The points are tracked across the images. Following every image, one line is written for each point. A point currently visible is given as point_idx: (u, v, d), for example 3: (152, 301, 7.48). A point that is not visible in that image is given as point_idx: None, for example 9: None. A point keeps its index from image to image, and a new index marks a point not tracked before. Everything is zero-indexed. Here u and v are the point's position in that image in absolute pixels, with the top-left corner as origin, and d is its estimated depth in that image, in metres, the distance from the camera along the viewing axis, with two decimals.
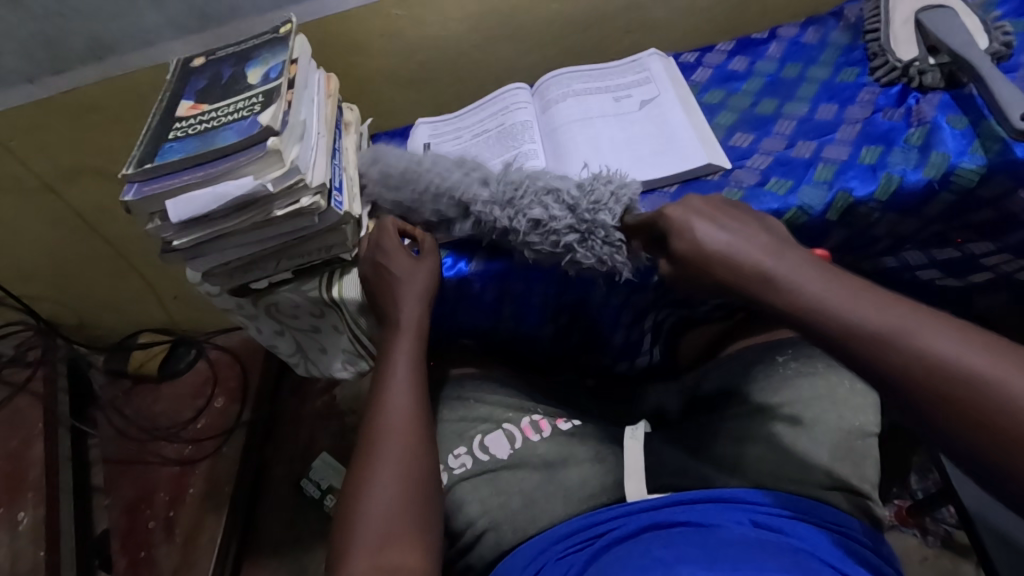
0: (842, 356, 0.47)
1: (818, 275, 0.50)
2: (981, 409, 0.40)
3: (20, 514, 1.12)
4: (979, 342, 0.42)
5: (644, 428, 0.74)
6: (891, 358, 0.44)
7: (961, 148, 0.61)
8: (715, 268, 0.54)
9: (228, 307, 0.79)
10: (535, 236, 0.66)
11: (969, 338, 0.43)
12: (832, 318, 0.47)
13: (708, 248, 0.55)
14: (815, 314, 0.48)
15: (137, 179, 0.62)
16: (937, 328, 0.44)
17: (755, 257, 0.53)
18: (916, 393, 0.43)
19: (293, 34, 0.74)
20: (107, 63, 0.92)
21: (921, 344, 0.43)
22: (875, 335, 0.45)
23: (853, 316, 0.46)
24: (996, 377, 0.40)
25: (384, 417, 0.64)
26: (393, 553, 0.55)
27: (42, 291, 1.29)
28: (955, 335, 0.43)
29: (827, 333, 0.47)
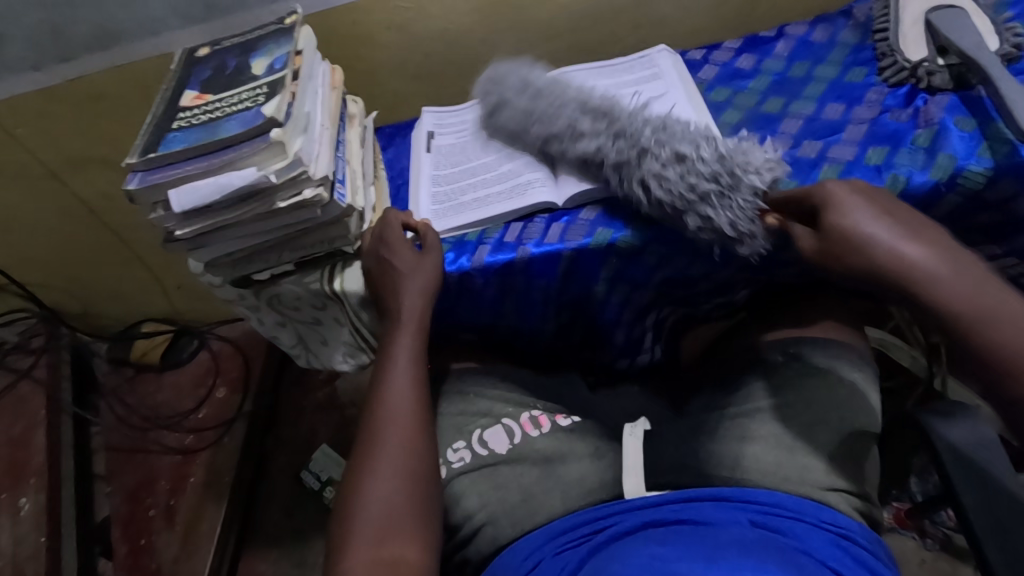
0: (1002, 397, 0.48)
1: (979, 284, 0.50)
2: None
3: (22, 500, 1.13)
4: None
5: (643, 426, 0.74)
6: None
7: (969, 150, 0.60)
8: (860, 265, 0.54)
9: (230, 298, 0.80)
10: (674, 177, 0.65)
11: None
12: (1001, 344, 0.48)
13: (866, 240, 0.54)
14: (984, 340, 0.48)
15: (140, 168, 0.63)
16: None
17: (916, 261, 0.52)
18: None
19: (299, 25, 0.74)
20: (113, 51, 0.92)
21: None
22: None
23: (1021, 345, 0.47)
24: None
25: (385, 412, 0.64)
26: (394, 545, 0.56)
27: (47, 279, 1.30)
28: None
29: (989, 365, 0.48)
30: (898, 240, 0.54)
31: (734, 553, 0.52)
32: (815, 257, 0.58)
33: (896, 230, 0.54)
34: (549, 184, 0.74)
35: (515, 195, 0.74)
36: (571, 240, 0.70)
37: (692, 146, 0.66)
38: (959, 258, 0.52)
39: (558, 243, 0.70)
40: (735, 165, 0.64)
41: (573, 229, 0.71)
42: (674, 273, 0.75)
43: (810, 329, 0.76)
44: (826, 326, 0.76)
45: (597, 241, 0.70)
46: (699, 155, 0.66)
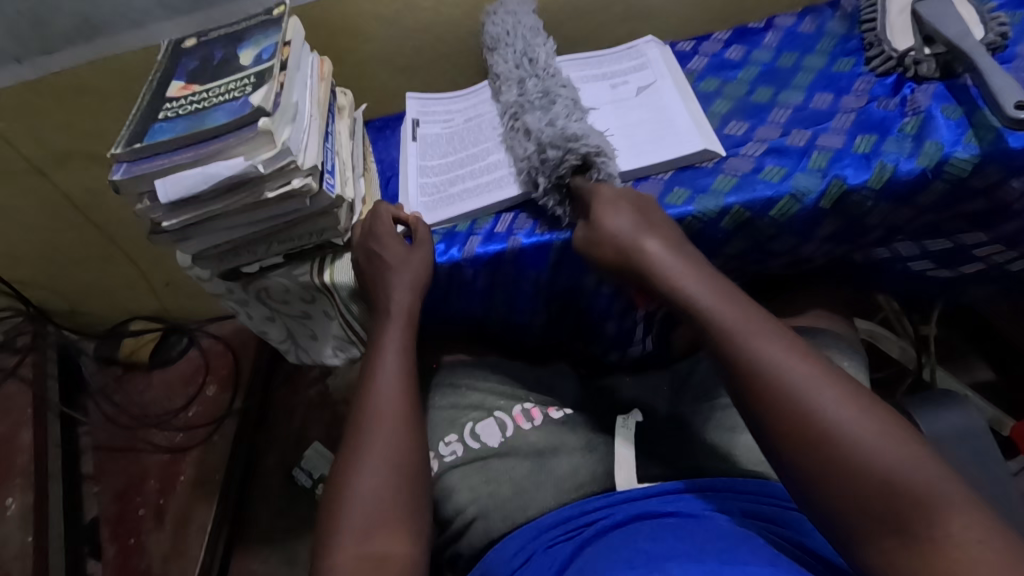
0: (720, 369, 0.54)
1: (703, 278, 0.57)
2: (828, 442, 0.46)
3: (8, 500, 1.12)
4: (821, 378, 0.49)
5: (635, 417, 0.75)
6: (755, 372, 0.51)
7: (955, 137, 0.61)
8: (610, 254, 0.62)
9: (218, 292, 0.79)
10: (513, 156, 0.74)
11: (810, 372, 0.49)
12: (720, 328, 0.54)
13: (617, 238, 0.61)
14: (707, 323, 0.55)
15: (125, 159, 0.62)
16: (796, 358, 0.50)
17: (652, 255, 0.59)
18: (773, 422, 0.49)
19: (286, 15, 0.74)
20: (97, 43, 0.91)
21: (791, 381, 0.49)
22: (746, 364, 0.51)
23: (726, 321, 0.54)
24: (841, 421, 0.47)
25: (373, 405, 0.62)
26: (382, 541, 0.54)
27: (33, 277, 1.29)
28: (830, 389, 0.48)
29: (712, 344, 0.54)
30: (644, 241, 0.60)
31: (721, 546, 0.52)
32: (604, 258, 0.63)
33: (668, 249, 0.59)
34: None
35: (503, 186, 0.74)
36: (562, 231, 0.70)
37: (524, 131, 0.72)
38: (694, 264, 0.59)
39: (549, 234, 0.70)
40: (539, 152, 0.68)
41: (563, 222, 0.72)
42: None
43: (801, 318, 0.76)
44: (815, 314, 0.76)
45: None
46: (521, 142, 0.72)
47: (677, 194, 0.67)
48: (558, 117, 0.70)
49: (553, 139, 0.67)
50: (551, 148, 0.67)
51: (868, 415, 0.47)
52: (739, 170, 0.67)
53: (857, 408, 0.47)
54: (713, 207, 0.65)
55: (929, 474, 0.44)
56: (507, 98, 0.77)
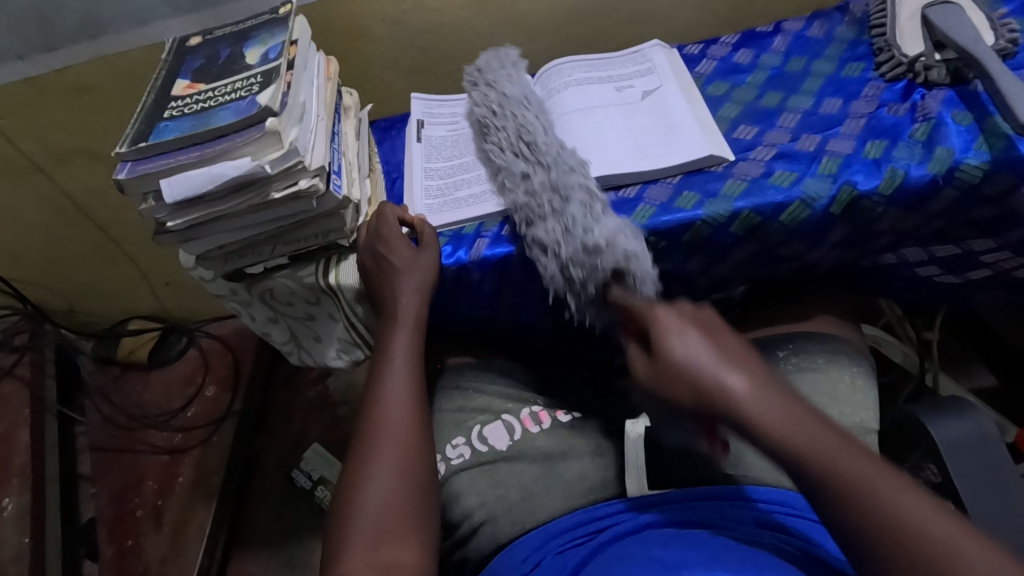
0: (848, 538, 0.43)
1: (801, 414, 0.46)
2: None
3: (5, 500, 1.11)
4: (969, 537, 0.40)
5: (645, 423, 0.71)
6: (899, 538, 0.41)
7: (966, 144, 0.61)
8: (690, 394, 0.48)
9: (221, 293, 0.78)
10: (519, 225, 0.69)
11: (961, 534, 0.40)
12: (837, 482, 0.43)
13: (691, 371, 0.48)
14: (826, 480, 0.43)
15: (130, 158, 0.61)
16: (938, 512, 0.41)
17: (744, 391, 0.47)
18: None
19: (293, 14, 0.73)
20: (100, 40, 0.90)
21: (945, 546, 0.40)
22: (885, 531, 0.41)
23: (789, 436, 0.45)
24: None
25: (380, 412, 0.61)
26: (390, 548, 0.54)
27: (31, 276, 1.27)
28: (984, 547, 0.40)
29: (831, 499, 0.43)
30: (734, 366, 0.48)
31: (733, 554, 0.52)
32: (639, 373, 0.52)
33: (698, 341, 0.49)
34: None
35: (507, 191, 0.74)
36: None
37: (532, 217, 0.67)
38: (780, 384, 0.48)
39: None
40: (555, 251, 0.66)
41: None
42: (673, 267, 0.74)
43: (810, 323, 0.77)
44: (823, 320, 0.77)
45: None
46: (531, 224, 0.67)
47: (687, 198, 0.67)
48: (570, 214, 0.65)
49: (577, 261, 0.64)
50: (579, 274, 0.65)
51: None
52: (749, 175, 0.67)
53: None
54: (723, 212, 0.65)
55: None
56: (511, 190, 0.70)
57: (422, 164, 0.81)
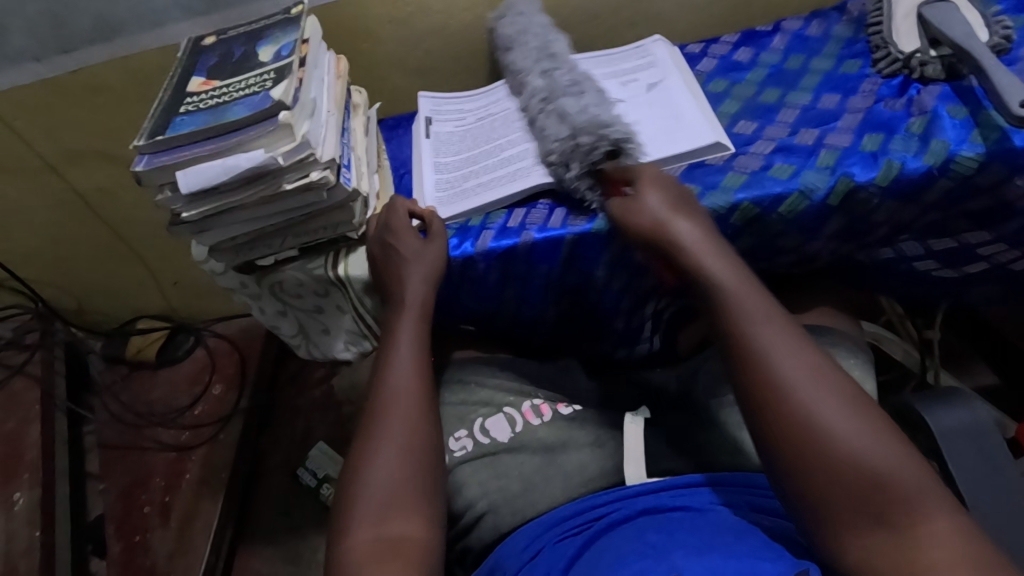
0: (721, 346, 0.58)
1: (732, 266, 0.60)
2: (809, 430, 0.50)
3: (15, 495, 1.12)
4: (820, 379, 0.53)
5: (644, 414, 0.75)
6: (770, 375, 0.53)
7: (961, 137, 0.62)
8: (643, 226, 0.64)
9: (232, 286, 0.80)
10: (545, 131, 0.74)
11: (807, 371, 0.53)
12: (734, 308, 0.58)
13: (675, 240, 0.63)
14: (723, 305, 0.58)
15: (148, 151, 0.63)
16: (802, 358, 0.54)
17: (684, 234, 0.63)
18: (767, 412, 0.52)
19: (305, 14, 0.75)
20: (116, 42, 0.93)
21: (787, 375, 0.53)
22: (751, 349, 0.55)
23: (743, 302, 0.58)
24: (824, 415, 0.51)
25: (386, 394, 0.63)
26: (397, 524, 0.55)
27: (43, 274, 1.30)
28: (826, 385, 0.52)
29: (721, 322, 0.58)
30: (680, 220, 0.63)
31: (729, 540, 0.53)
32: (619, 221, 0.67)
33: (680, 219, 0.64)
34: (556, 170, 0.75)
35: (519, 178, 0.75)
36: (574, 226, 0.71)
37: (561, 115, 0.72)
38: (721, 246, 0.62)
39: (561, 229, 0.71)
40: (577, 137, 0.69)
41: (574, 215, 0.72)
42: None
43: (808, 316, 0.78)
44: (821, 312, 0.78)
45: (600, 226, 0.70)
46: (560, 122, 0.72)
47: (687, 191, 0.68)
48: (590, 105, 0.72)
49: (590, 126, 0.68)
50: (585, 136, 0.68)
51: (857, 416, 0.50)
52: (748, 168, 0.68)
53: (841, 403, 0.51)
54: (723, 204, 0.66)
55: (903, 472, 0.47)
56: (530, 85, 0.79)
57: (430, 158, 0.83)
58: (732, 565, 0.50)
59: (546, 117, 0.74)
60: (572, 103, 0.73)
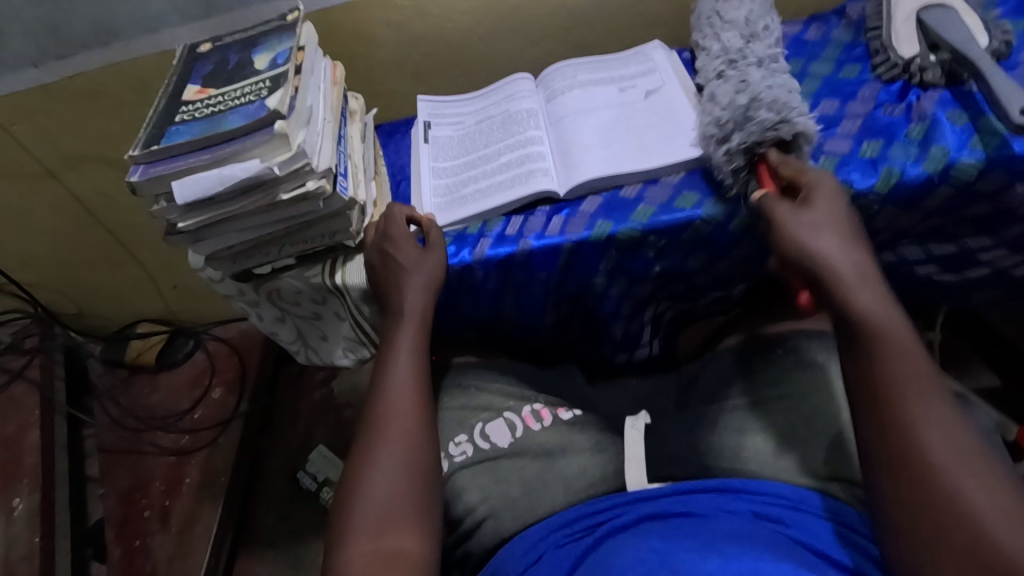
0: (862, 384, 0.52)
1: (892, 315, 0.53)
2: (949, 509, 0.46)
3: (16, 500, 1.12)
4: (973, 462, 0.47)
5: (645, 419, 0.75)
6: (905, 441, 0.49)
7: (961, 143, 0.62)
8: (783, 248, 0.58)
9: (230, 293, 0.80)
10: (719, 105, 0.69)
11: (955, 446, 0.48)
12: (892, 352, 0.51)
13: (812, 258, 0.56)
14: (875, 346, 0.52)
15: (142, 161, 0.63)
16: (959, 434, 0.48)
17: (831, 267, 0.56)
18: (890, 468, 0.49)
19: (301, 21, 0.75)
20: (112, 47, 0.92)
21: (935, 445, 0.48)
22: (900, 400, 0.50)
23: (892, 338, 0.52)
24: (972, 499, 0.46)
25: (385, 406, 0.62)
26: (394, 538, 0.55)
27: (42, 279, 1.29)
28: (977, 465, 0.47)
29: (867, 362, 0.52)
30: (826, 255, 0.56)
31: (721, 546, 0.52)
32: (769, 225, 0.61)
33: (820, 238, 0.57)
34: (555, 176, 0.74)
35: (522, 183, 0.74)
36: (572, 234, 0.71)
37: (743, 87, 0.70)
38: (881, 290, 0.55)
39: (558, 237, 0.71)
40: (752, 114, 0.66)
41: (573, 222, 0.71)
42: (673, 266, 0.75)
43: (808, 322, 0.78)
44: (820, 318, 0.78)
45: (597, 234, 0.70)
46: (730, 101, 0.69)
47: (686, 198, 0.69)
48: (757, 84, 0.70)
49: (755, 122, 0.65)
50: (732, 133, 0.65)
51: (1015, 509, 0.45)
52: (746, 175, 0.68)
53: (994, 491, 0.46)
54: (720, 212, 0.67)
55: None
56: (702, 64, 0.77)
57: (430, 164, 0.83)
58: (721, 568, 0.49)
59: (720, 94, 0.70)
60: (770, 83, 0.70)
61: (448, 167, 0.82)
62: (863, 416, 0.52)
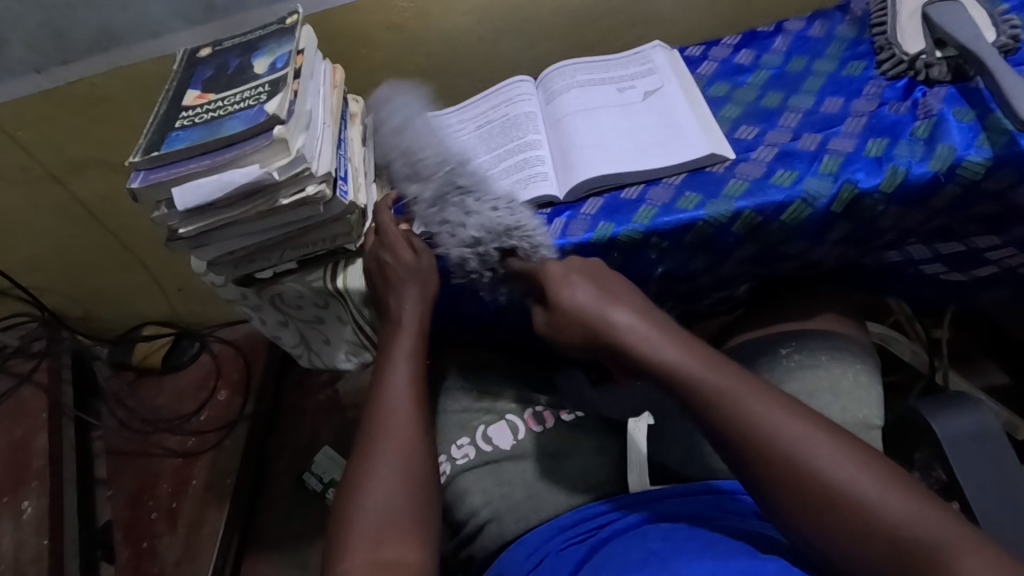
0: (733, 441, 0.52)
1: (681, 344, 0.58)
2: (843, 501, 0.47)
3: (24, 504, 1.13)
4: (841, 450, 0.49)
5: (647, 420, 0.74)
6: (784, 470, 0.49)
7: (968, 141, 0.61)
8: (584, 328, 0.61)
9: (232, 298, 0.80)
10: (467, 204, 0.70)
11: (804, 433, 0.50)
12: (713, 395, 0.54)
13: (608, 331, 0.60)
14: (697, 394, 0.54)
15: (143, 167, 0.63)
16: (795, 420, 0.51)
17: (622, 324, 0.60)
18: (792, 505, 0.49)
19: (300, 24, 0.75)
20: (114, 52, 0.93)
21: (791, 446, 0.50)
22: (748, 430, 0.52)
23: (691, 374, 0.55)
24: (849, 479, 0.48)
25: (383, 414, 0.63)
26: (393, 548, 0.54)
27: (48, 283, 1.30)
28: (829, 442, 0.50)
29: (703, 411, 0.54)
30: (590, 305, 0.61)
31: (724, 544, 0.53)
32: (542, 325, 0.66)
33: (588, 302, 0.62)
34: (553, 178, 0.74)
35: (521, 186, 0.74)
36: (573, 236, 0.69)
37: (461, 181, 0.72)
38: (659, 324, 0.60)
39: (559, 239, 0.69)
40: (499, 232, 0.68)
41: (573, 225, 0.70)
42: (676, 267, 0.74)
43: (813, 322, 0.77)
44: (825, 318, 0.77)
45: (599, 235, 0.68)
46: (473, 217, 0.69)
47: (688, 199, 0.67)
48: (473, 204, 0.70)
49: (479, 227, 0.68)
50: (487, 238, 0.68)
51: (870, 464, 0.49)
52: (750, 175, 0.67)
53: (853, 459, 0.49)
54: (724, 212, 0.65)
55: (947, 528, 0.45)
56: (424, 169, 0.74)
57: None
58: (727, 564, 0.49)
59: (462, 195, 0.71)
60: (478, 202, 0.70)
61: None
62: (733, 467, 0.53)
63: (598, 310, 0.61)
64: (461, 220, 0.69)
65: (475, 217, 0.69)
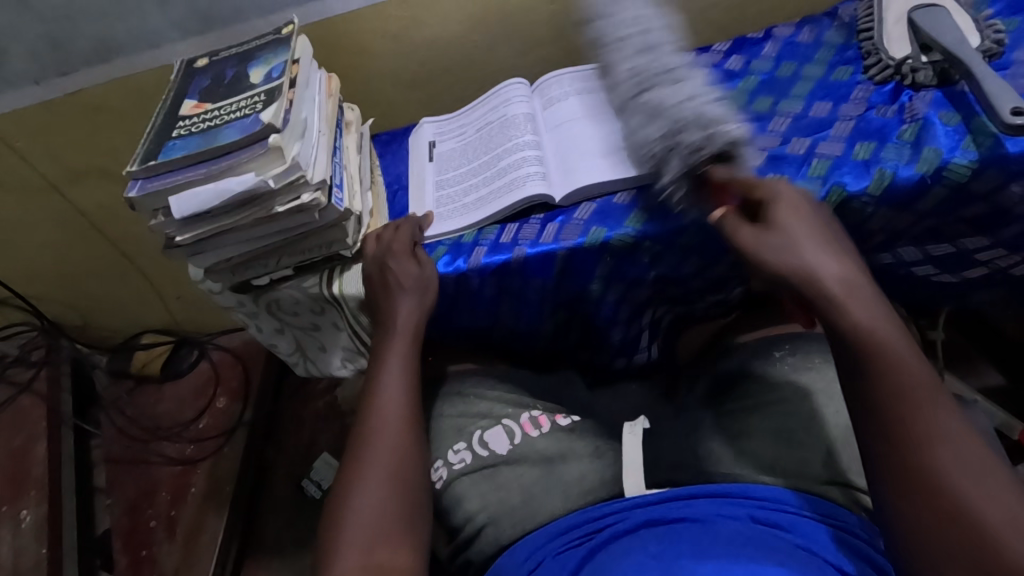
0: (892, 409, 0.49)
1: (883, 320, 0.53)
2: (979, 535, 0.44)
3: (23, 512, 1.14)
4: (1002, 490, 0.46)
5: (643, 424, 0.74)
6: (934, 474, 0.47)
7: (953, 144, 0.62)
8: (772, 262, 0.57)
9: (230, 305, 0.80)
10: (664, 106, 0.66)
11: (969, 465, 0.47)
12: (898, 379, 0.50)
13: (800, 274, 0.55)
14: (884, 368, 0.50)
15: (141, 176, 0.64)
16: (974, 451, 0.47)
17: (829, 278, 0.55)
18: (921, 502, 0.47)
19: (295, 34, 0.76)
20: (112, 63, 0.94)
21: (954, 473, 0.46)
22: (926, 425, 0.48)
23: (894, 352, 0.51)
24: (996, 521, 0.44)
25: (377, 419, 0.63)
26: (383, 551, 0.55)
27: (48, 292, 1.31)
28: (991, 481, 0.46)
29: (881, 391, 0.50)
30: (790, 245, 0.57)
31: (715, 550, 0.53)
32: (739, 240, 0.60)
33: (803, 246, 0.57)
34: (546, 180, 0.74)
35: (517, 187, 0.74)
36: (566, 240, 0.71)
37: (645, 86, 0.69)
38: (874, 298, 0.54)
39: (553, 243, 0.71)
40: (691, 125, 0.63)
41: (567, 229, 0.72)
42: (669, 271, 0.75)
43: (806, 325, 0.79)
44: None
45: (591, 240, 0.70)
46: (658, 115, 0.66)
47: None
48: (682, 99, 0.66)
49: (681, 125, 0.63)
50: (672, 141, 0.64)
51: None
52: None
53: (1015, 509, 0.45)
54: None
55: None
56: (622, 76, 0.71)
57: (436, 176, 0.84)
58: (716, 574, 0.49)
59: (651, 96, 0.67)
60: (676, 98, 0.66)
61: (451, 179, 0.82)
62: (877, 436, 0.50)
63: (819, 257, 0.56)
64: (656, 117, 0.66)
65: (660, 116, 0.66)
